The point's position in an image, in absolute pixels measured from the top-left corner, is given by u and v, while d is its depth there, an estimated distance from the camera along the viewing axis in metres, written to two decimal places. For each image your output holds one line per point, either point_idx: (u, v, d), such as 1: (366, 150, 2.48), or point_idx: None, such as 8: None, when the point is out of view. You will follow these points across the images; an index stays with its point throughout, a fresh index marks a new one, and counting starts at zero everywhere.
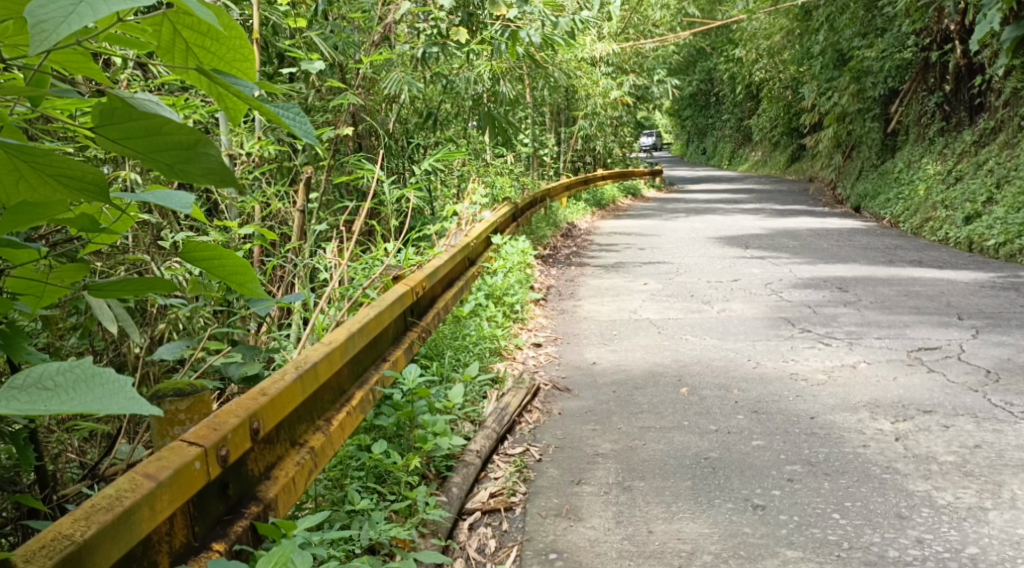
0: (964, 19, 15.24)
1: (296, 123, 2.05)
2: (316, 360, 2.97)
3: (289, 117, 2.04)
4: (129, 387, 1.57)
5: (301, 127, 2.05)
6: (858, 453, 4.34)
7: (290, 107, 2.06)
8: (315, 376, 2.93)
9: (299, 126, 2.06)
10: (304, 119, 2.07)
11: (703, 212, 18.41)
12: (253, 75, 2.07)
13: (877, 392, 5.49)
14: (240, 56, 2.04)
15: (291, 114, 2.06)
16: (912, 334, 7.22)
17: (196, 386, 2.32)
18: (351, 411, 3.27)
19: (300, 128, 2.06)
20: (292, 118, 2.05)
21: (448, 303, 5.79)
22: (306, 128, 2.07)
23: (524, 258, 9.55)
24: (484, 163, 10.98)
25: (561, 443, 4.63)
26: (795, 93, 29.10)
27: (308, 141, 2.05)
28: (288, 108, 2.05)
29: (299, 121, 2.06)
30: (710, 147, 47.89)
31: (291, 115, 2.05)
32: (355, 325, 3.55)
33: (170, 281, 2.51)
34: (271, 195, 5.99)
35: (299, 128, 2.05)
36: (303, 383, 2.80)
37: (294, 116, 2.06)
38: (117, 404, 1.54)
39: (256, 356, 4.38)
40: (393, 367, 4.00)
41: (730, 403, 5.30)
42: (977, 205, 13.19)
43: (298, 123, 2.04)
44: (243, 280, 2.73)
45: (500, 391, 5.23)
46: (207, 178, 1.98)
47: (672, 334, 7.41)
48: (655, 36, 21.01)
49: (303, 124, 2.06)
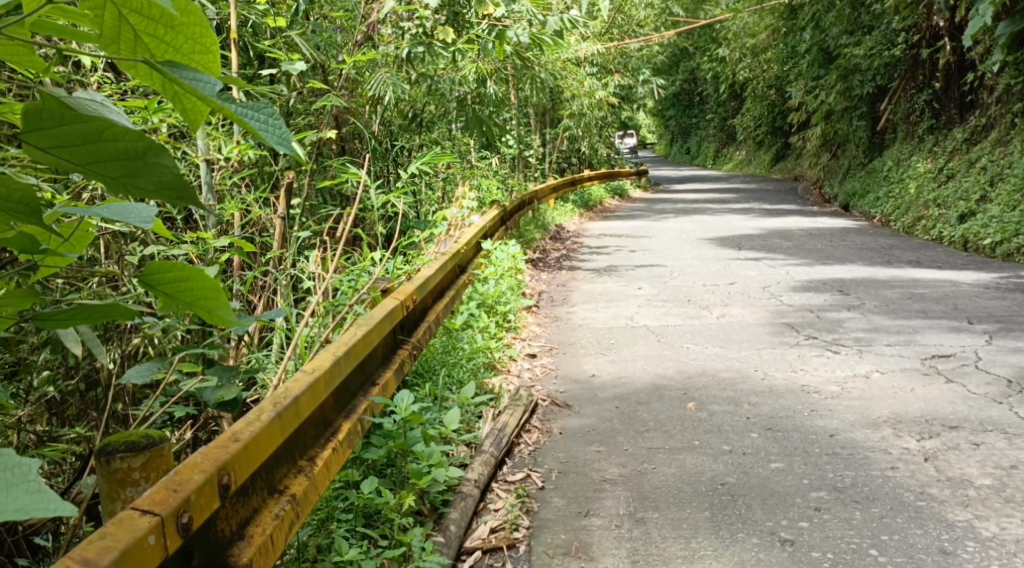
0: (955, 15, 14.97)
1: (269, 130, 1.68)
2: (297, 394, 2.63)
3: (261, 121, 1.67)
4: (32, 476, 1.42)
5: (276, 136, 1.69)
6: (886, 476, 4.02)
7: (263, 105, 1.69)
8: (296, 412, 2.59)
9: (272, 131, 1.69)
10: (281, 122, 1.70)
11: (692, 213, 18.07)
12: (217, 70, 1.70)
13: (897, 406, 5.17)
14: (201, 47, 1.69)
15: (263, 115, 1.68)
16: (923, 340, 6.91)
17: (155, 438, 1.94)
18: (335, 448, 2.93)
19: (275, 137, 1.69)
20: (264, 121, 1.68)
21: (439, 314, 5.44)
22: (283, 135, 1.70)
23: (515, 263, 9.20)
24: (470, 165, 10.60)
25: (564, 468, 4.30)
26: (780, 93, 28.77)
27: (285, 151, 1.67)
28: (262, 107, 1.68)
29: (274, 128, 1.69)
30: (693, 147, 47.61)
31: (263, 117, 1.68)
32: (340, 350, 3.21)
33: (130, 308, 2.16)
34: (251, 202, 5.64)
35: (274, 136, 1.68)
36: (283, 422, 2.47)
37: (268, 118, 1.69)
38: (15, 502, 1.39)
39: (233, 378, 4.04)
40: (383, 391, 3.66)
41: (742, 420, 4.97)
42: (971, 204, 12.91)
43: (273, 129, 1.68)
44: (214, 304, 2.37)
45: (497, 410, 4.88)
46: (161, 194, 1.62)
47: (672, 342, 7.08)
48: (640, 36, 20.66)
49: (277, 129, 1.69)
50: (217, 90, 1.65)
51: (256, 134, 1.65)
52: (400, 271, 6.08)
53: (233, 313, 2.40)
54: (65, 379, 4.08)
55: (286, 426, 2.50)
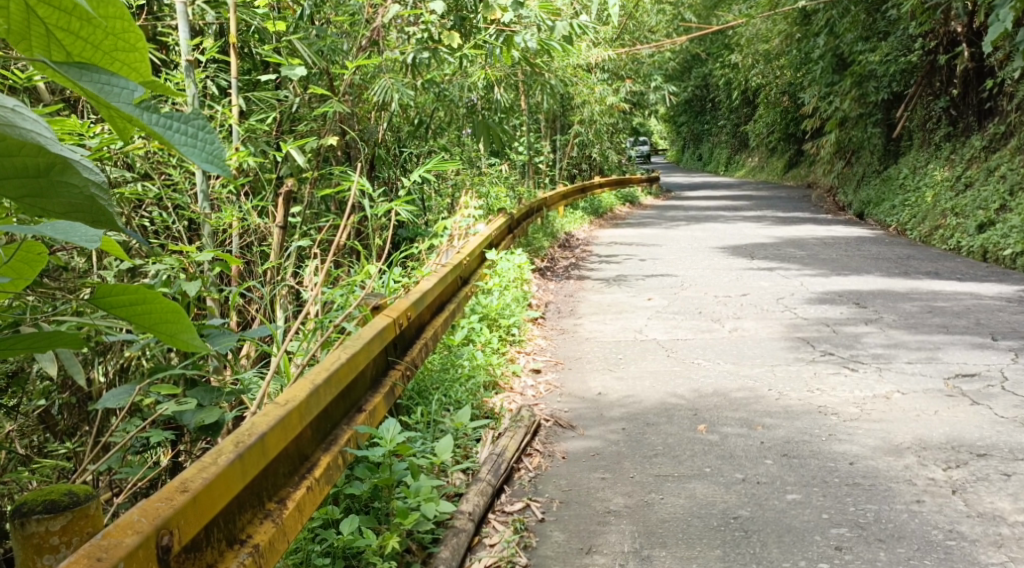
0: (973, 21, 14.64)
1: (195, 144, 1.44)
2: (265, 430, 2.44)
3: (186, 134, 1.44)
4: None
5: (203, 152, 1.44)
6: (912, 511, 3.75)
7: (194, 113, 1.45)
8: (262, 451, 2.39)
9: (201, 148, 1.44)
10: (213, 134, 1.46)
11: (703, 220, 17.78)
12: (143, 73, 1.46)
13: (921, 430, 4.91)
14: (123, 44, 1.46)
15: (193, 127, 1.45)
16: (946, 357, 6.62)
17: (79, 495, 1.78)
18: (313, 484, 2.72)
19: (203, 155, 1.44)
20: (191, 137, 1.44)
21: (437, 330, 5.20)
22: (215, 151, 1.45)
23: (521, 272, 8.91)
24: (478, 172, 10.34)
25: (566, 498, 4.03)
26: (793, 99, 28.40)
27: (214, 172, 1.43)
28: (189, 118, 1.44)
29: (202, 143, 1.44)
30: (705, 153, 47.37)
31: (191, 130, 1.44)
32: (321, 376, 2.96)
33: (78, 336, 1.97)
34: (248, 211, 5.39)
35: (201, 152, 1.44)
36: (244, 465, 2.29)
37: (198, 130, 1.45)
38: None
39: (216, 400, 3.69)
40: (369, 420, 3.40)
41: (756, 444, 4.69)
42: (990, 213, 12.59)
43: (200, 146, 1.43)
44: (177, 330, 2.04)
45: (496, 432, 4.61)
46: (71, 216, 1.48)
47: (682, 357, 6.80)
48: (651, 41, 20.39)
49: (208, 145, 1.45)
50: (136, 96, 1.42)
51: (177, 151, 1.41)
52: (397, 284, 5.81)
53: (199, 337, 2.08)
54: (59, 391, 4.01)
55: (250, 468, 2.32)
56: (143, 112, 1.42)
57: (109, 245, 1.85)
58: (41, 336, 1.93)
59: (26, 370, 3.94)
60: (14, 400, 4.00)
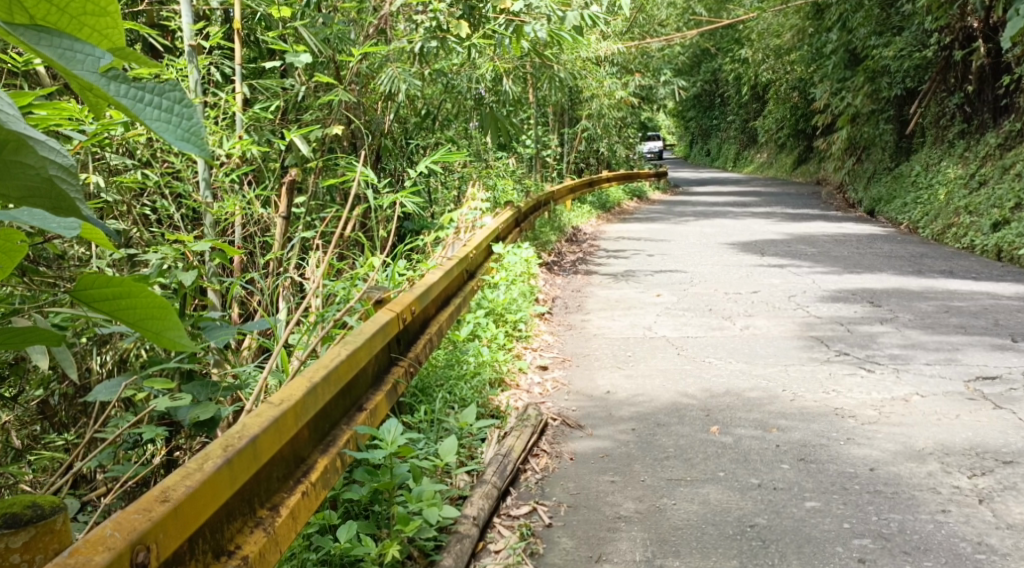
0: (990, 17, 14.37)
1: (171, 122, 1.26)
2: (257, 433, 2.27)
3: (160, 108, 1.26)
4: None
5: (181, 129, 1.26)
6: (938, 522, 3.58)
7: (171, 84, 1.28)
8: (254, 456, 2.23)
9: (175, 126, 1.26)
10: (193, 108, 1.28)
11: (712, 216, 17.59)
12: (115, 41, 1.30)
13: (942, 435, 4.73)
14: (93, 8, 1.29)
15: (170, 99, 1.27)
16: (966, 359, 6.43)
17: (45, 507, 1.64)
18: (308, 491, 2.54)
19: (180, 133, 1.26)
20: (166, 113, 1.26)
21: (442, 326, 5.02)
22: (194, 127, 1.27)
23: (529, 267, 8.72)
24: (486, 164, 10.16)
25: (574, 501, 3.86)
26: (803, 95, 28.17)
27: (193, 152, 1.25)
28: (165, 89, 1.27)
29: (179, 119, 1.27)
30: (714, 149, 47.10)
31: (165, 105, 1.27)
32: (319, 373, 2.79)
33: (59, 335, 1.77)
34: (250, 200, 5.22)
35: (177, 130, 1.26)
36: (234, 471, 2.12)
37: (175, 103, 1.27)
38: None
39: (212, 395, 3.51)
40: (369, 420, 3.23)
41: (771, 448, 4.51)
42: (1005, 212, 12.37)
43: (177, 122, 1.26)
44: (161, 326, 1.83)
45: (502, 432, 4.43)
46: (28, 202, 1.31)
47: (693, 355, 6.63)
48: (661, 36, 20.15)
49: (182, 121, 1.27)
50: (102, 63, 1.25)
51: (148, 126, 1.24)
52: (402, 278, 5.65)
53: (188, 336, 1.86)
54: (57, 382, 3.86)
55: (240, 474, 2.16)
56: (109, 82, 1.25)
57: (89, 238, 1.62)
58: (13, 333, 1.74)
59: (28, 361, 3.71)
60: (12, 390, 3.83)
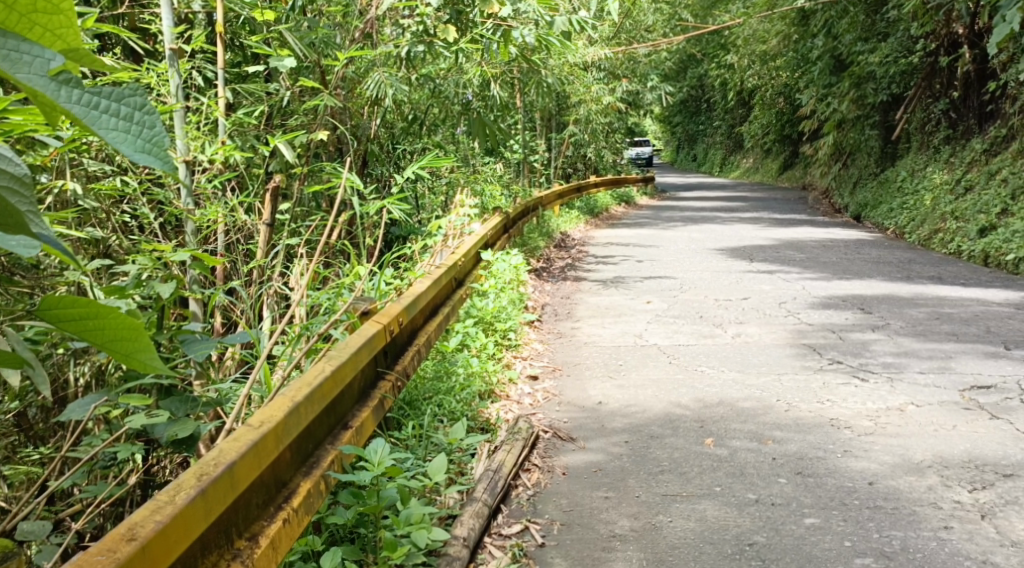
0: (976, 22, 14.34)
1: (129, 134, 1.33)
2: (234, 460, 2.19)
3: (118, 117, 1.32)
4: None
5: (139, 141, 1.33)
6: (941, 540, 3.51)
7: (130, 91, 1.34)
8: (231, 484, 2.15)
9: (134, 140, 1.33)
10: (154, 114, 1.35)
11: (700, 221, 17.51)
12: (68, 36, 1.34)
13: (940, 447, 4.65)
14: (46, 6, 1.32)
15: (130, 105, 1.34)
16: (959, 367, 6.35)
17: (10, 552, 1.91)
18: (291, 516, 2.45)
19: (140, 144, 1.34)
20: (126, 122, 1.33)
21: (431, 337, 4.91)
22: (153, 138, 1.34)
23: (518, 274, 8.61)
24: (473, 170, 10.04)
25: (567, 519, 3.75)
26: (788, 100, 28.13)
27: (152, 165, 1.32)
28: (123, 97, 1.33)
29: (137, 130, 1.34)
30: (701, 154, 47.08)
31: (123, 115, 1.33)
32: (302, 392, 2.68)
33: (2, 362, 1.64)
34: (232, 207, 5.09)
35: (135, 143, 1.33)
36: (209, 501, 2.05)
37: (134, 110, 1.34)
38: None
39: (190, 411, 3.39)
40: (355, 438, 3.12)
41: (767, 460, 4.41)
42: (991, 217, 12.32)
43: (134, 133, 1.33)
44: (133, 349, 1.73)
45: (492, 446, 4.32)
46: None
47: (685, 364, 6.53)
48: (648, 41, 20.08)
49: (140, 133, 1.34)
50: (54, 69, 1.30)
51: (106, 141, 1.30)
52: (389, 287, 5.53)
53: (159, 358, 1.76)
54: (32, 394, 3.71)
55: (216, 504, 2.08)
56: (60, 88, 1.30)
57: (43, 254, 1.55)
58: None
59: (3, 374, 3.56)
60: None
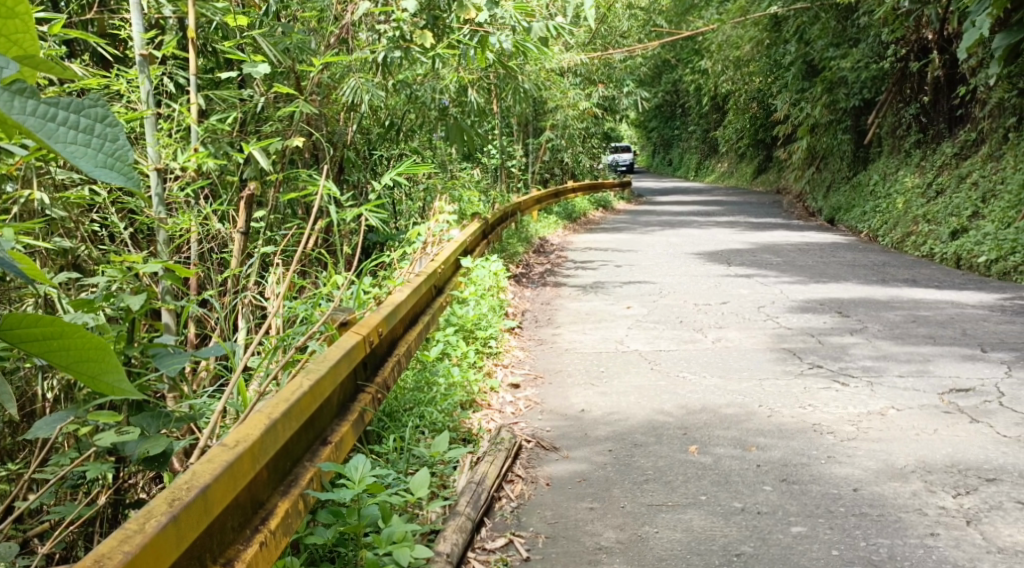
0: (946, 27, 14.39)
1: (88, 148, 1.49)
2: (207, 484, 2.18)
3: (78, 129, 1.49)
4: None
5: (99, 155, 1.50)
6: (927, 547, 3.52)
7: (91, 104, 1.51)
8: (204, 511, 2.14)
9: (93, 155, 1.49)
10: (115, 126, 1.51)
11: (677, 225, 17.52)
12: (26, 44, 1.52)
13: (923, 451, 4.64)
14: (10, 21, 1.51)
15: (91, 118, 1.50)
16: (938, 370, 6.35)
17: None
18: (269, 537, 2.43)
19: (101, 158, 1.50)
20: (86, 135, 1.50)
21: (411, 346, 4.86)
22: (113, 151, 1.51)
23: (498, 281, 8.56)
24: (450, 176, 9.97)
25: (552, 531, 3.72)
26: (762, 104, 28.20)
27: (110, 177, 1.48)
28: (83, 110, 1.50)
29: (97, 142, 1.50)
30: (676, 159, 47.27)
31: (81, 126, 1.50)
32: (279, 409, 2.64)
33: None
34: (206, 217, 5.01)
35: (94, 156, 1.49)
36: (179, 530, 2.04)
37: (95, 122, 1.50)
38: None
39: (163, 427, 3.31)
40: (335, 455, 3.07)
41: (751, 467, 4.39)
42: (963, 220, 12.37)
43: (95, 148, 1.49)
44: (98, 371, 1.71)
45: (474, 457, 4.27)
46: None
47: (667, 370, 6.50)
48: (623, 46, 20.11)
49: (98, 147, 1.50)
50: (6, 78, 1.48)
51: (60, 152, 1.47)
52: (368, 296, 5.47)
53: (126, 381, 1.74)
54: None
55: (187, 533, 2.07)
56: (15, 99, 1.48)
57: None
58: None
59: None
60: None
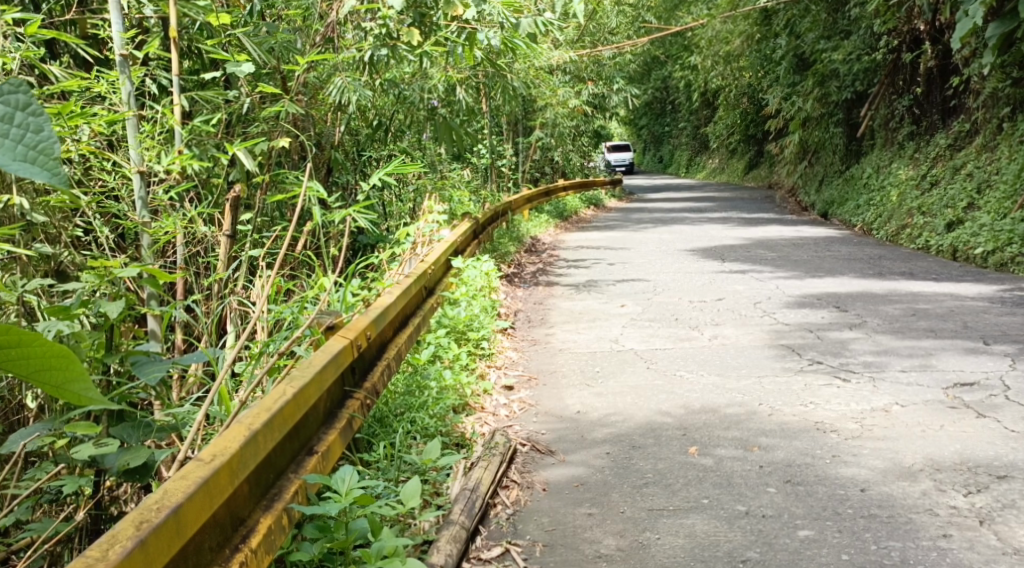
0: (936, 18, 14.27)
1: (14, 142, 1.64)
2: (178, 504, 2.04)
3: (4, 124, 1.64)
4: None
5: (23, 148, 1.64)
6: (941, 549, 3.39)
7: (13, 94, 1.65)
8: (173, 534, 2.00)
9: (22, 153, 1.64)
10: (37, 118, 1.65)
11: (669, 223, 17.39)
12: None
13: (931, 448, 4.51)
14: None
15: (13, 109, 1.65)
16: (941, 365, 6.22)
17: None
18: (249, 556, 2.29)
19: (25, 151, 1.64)
20: (10, 127, 1.64)
21: (401, 348, 4.71)
22: (41, 143, 1.65)
23: (490, 281, 8.42)
24: (440, 176, 9.84)
25: (550, 540, 3.58)
26: (753, 99, 28.09)
27: (36, 169, 1.63)
28: (6, 103, 1.64)
29: (20, 137, 1.64)
30: (667, 156, 47.22)
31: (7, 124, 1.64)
32: (260, 419, 2.50)
33: None
34: (190, 219, 4.87)
35: (20, 151, 1.64)
36: (144, 559, 1.90)
37: (15, 113, 1.64)
38: None
39: (144, 438, 3.20)
40: (322, 465, 2.92)
41: (754, 469, 4.25)
42: (959, 212, 12.26)
43: (18, 141, 1.63)
44: (64, 380, 1.77)
45: (468, 462, 4.14)
46: None
47: (663, 369, 6.37)
48: (612, 43, 19.98)
49: (25, 144, 1.64)
50: None
51: None
52: (356, 298, 5.33)
53: (92, 389, 1.81)
54: None
55: (155, 558, 1.94)
56: None
57: None
58: None
59: None
60: None
